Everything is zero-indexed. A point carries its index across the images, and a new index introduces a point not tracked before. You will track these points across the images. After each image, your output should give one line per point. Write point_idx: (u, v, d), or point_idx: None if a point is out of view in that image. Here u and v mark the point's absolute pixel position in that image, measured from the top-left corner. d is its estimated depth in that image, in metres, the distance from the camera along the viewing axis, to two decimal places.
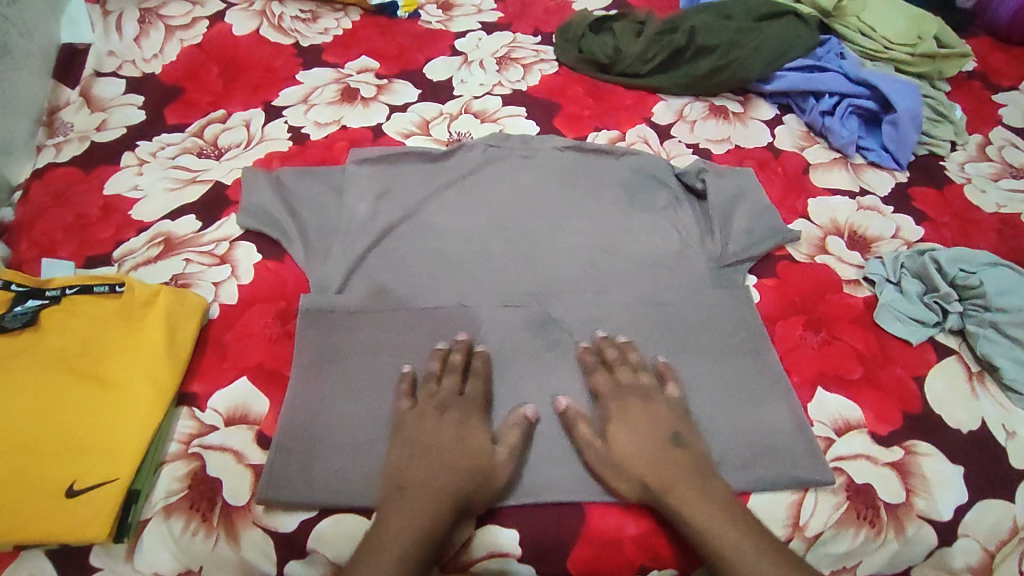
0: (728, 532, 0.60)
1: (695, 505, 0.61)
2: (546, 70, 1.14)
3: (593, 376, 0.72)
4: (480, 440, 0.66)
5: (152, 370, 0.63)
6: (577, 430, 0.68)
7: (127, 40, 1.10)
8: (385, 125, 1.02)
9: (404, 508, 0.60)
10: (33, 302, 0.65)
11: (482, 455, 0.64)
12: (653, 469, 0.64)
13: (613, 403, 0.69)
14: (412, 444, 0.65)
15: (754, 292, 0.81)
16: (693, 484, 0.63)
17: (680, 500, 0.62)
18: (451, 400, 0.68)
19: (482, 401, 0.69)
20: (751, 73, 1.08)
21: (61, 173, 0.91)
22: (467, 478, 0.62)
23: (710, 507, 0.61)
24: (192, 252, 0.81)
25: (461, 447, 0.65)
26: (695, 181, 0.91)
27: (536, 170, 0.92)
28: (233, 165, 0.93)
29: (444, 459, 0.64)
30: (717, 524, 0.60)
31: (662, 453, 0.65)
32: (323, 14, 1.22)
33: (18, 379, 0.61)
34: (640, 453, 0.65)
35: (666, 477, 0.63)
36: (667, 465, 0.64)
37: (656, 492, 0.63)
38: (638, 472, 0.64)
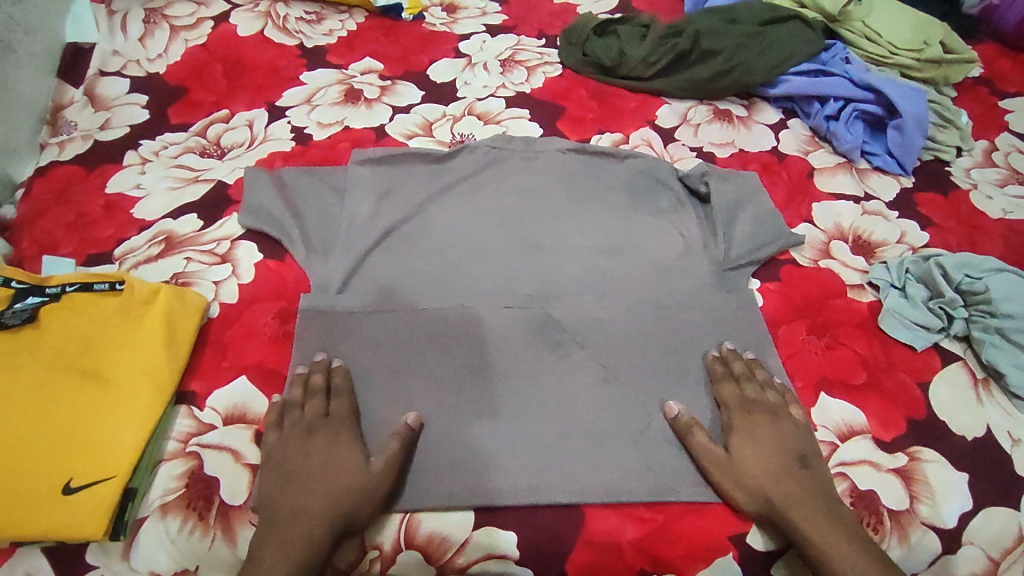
0: (852, 559, 0.58)
1: (820, 528, 0.60)
2: (550, 73, 1.14)
3: (721, 386, 0.71)
4: (349, 457, 0.63)
5: (152, 368, 0.63)
6: (699, 435, 0.67)
7: (132, 40, 1.10)
8: (388, 126, 1.02)
9: (280, 540, 0.57)
10: (33, 299, 0.65)
11: (358, 473, 0.62)
12: (776, 484, 0.63)
13: (738, 416, 0.68)
14: (280, 471, 0.62)
15: (757, 296, 0.80)
16: (818, 507, 0.61)
17: (803, 519, 0.60)
18: (318, 421, 0.65)
19: (350, 417, 0.67)
20: (755, 76, 1.08)
21: (64, 171, 0.91)
22: (342, 500, 0.60)
23: (832, 531, 0.60)
24: (193, 250, 0.81)
25: (332, 469, 0.62)
26: (699, 184, 0.91)
27: (539, 172, 0.92)
28: (235, 165, 0.93)
29: (318, 483, 0.61)
30: (839, 550, 0.58)
31: (789, 470, 0.64)
32: (327, 16, 1.23)
33: (18, 376, 0.61)
34: (764, 468, 0.64)
35: (790, 495, 0.62)
36: (791, 482, 0.63)
37: (776, 506, 0.62)
38: (759, 487, 0.63)
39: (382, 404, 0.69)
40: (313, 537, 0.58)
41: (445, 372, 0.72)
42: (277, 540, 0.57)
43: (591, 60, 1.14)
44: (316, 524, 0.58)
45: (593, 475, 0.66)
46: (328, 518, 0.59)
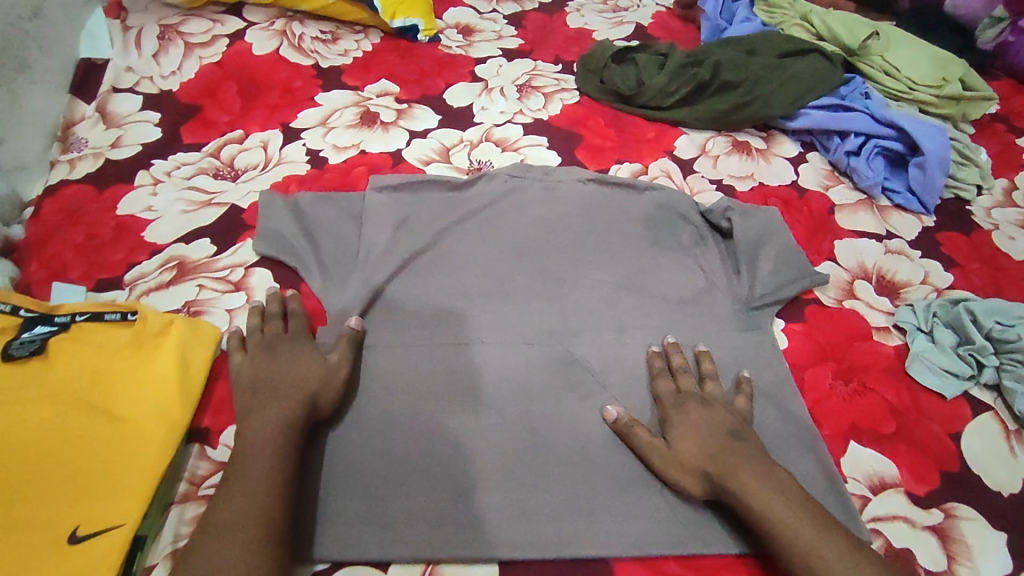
0: (787, 513, 0.58)
1: (757, 490, 0.60)
2: (567, 100, 1.14)
3: (657, 382, 0.72)
4: (311, 358, 0.68)
5: (165, 403, 0.61)
6: (637, 431, 0.67)
7: (145, 56, 1.09)
8: (405, 151, 1.00)
9: (259, 418, 0.62)
10: (42, 329, 0.64)
11: (324, 368, 0.67)
12: (713, 459, 0.63)
13: (674, 407, 0.69)
14: (249, 376, 0.66)
15: (781, 337, 0.79)
16: (754, 472, 0.61)
17: (741, 486, 0.60)
18: (278, 335, 0.70)
19: (306, 331, 0.72)
20: (775, 110, 1.07)
21: (75, 191, 0.89)
22: (309, 384, 0.65)
23: (767, 490, 0.60)
24: (206, 277, 0.79)
25: (296, 368, 0.66)
26: (721, 220, 0.89)
27: (558, 204, 0.92)
28: (249, 188, 0.91)
29: (286, 374, 0.66)
30: (776, 506, 0.59)
31: (719, 443, 0.64)
32: (343, 36, 1.22)
33: (24, 414, 0.58)
34: (700, 447, 0.64)
35: (726, 465, 0.62)
36: (726, 453, 0.63)
37: (715, 478, 0.62)
38: (698, 464, 0.63)
39: (398, 442, 0.68)
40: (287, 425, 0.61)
41: (463, 411, 0.70)
42: (255, 424, 0.61)
43: (609, 87, 1.14)
44: (289, 412, 0.62)
45: (619, 525, 0.64)
46: (300, 408, 0.63)
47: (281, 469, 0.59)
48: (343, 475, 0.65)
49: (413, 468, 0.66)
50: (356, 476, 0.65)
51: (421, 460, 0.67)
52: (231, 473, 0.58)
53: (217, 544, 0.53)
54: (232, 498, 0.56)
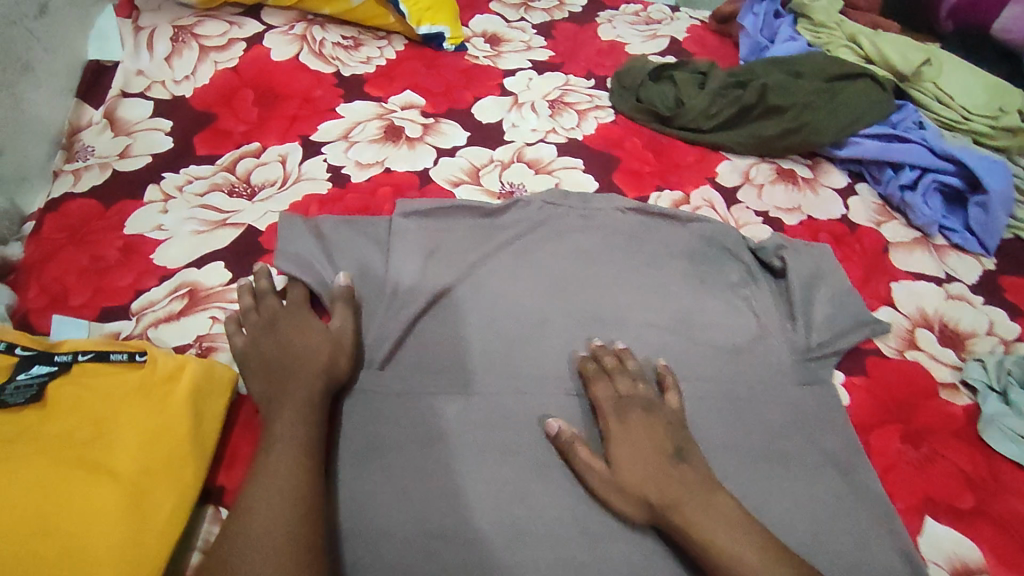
0: (730, 544, 0.56)
1: (701, 523, 0.58)
2: (602, 119, 1.08)
3: (594, 386, 0.69)
4: (313, 332, 0.66)
5: (178, 469, 0.56)
6: (579, 454, 0.64)
7: (157, 59, 1.03)
8: (432, 170, 0.94)
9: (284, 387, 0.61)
10: (39, 370, 0.58)
11: (330, 341, 0.66)
12: (656, 485, 0.60)
13: (615, 417, 0.66)
14: (261, 350, 0.65)
15: (842, 393, 0.74)
16: (698, 501, 0.59)
17: (684, 521, 0.58)
18: (278, 306, 0.69)
19: (304, 300, 0.71)
20: (824, 136, 1.01)
21: (79, 206, 0.83)
22: (320, 347, 0.65)
23: (713, 521, 0.58)
24: (219, 308, 0.73)
25: (301, 349, 0.65)
26: (774, 258, 0.85)
27: (597, 236, 0.87)
28: (267, 208, 0.85)
29: (293, 342, 0.65)
30: (720, 535, 0.57)
31: (655, 464, 0.62)
32: (365, 42, 1.16)
33: (17, 473, 0.52)
34: (643, 473, 0.61)
35: (671, 496, 0.59)
36: (668, 480, 0.60)
37: (658, 508, 0.60)
38: (640, 492, 0.60)
39: (430, 505, 0.62)
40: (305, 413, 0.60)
41: (501, 472, 0.65)
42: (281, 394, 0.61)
43: (646, 107, 1.08)
44: (309, 385, 0.62)
45: None
46: (317, 382, 0.62)
47: (306, 459, 0.57)
48: (374, 543, 0.60)
49: (448, 536, 0.60)
50: (389, 546, 0.60)
51: (456, 528, 0.61)
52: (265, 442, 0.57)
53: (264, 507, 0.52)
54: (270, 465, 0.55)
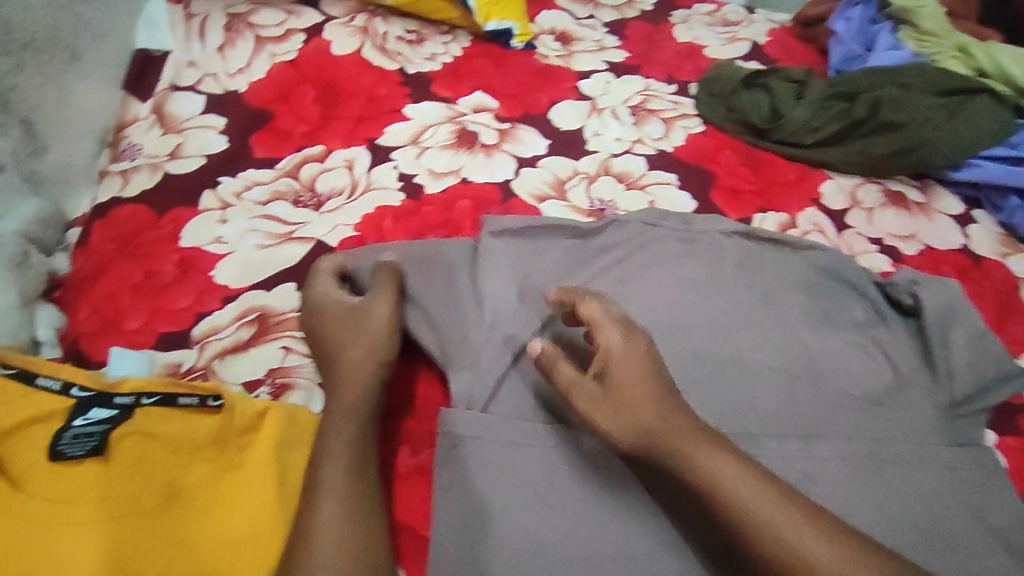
0: (764, 500, 0.48)
1: (717, 467, 0.50)
2: (690, 129, 0.98)
3: (585, 303, 0.57)
4: (349, 321, 0.61)
5: (263, 539, 0.49)
6: (568, 385, 0.54)
7: (210, 50, 0.94)
8: (514, 183, 0.85)
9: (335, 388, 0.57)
10: (99, 414, 0.52)
11: (371, 328, 0.60)
12: (657, 417, 0.51)
13: (609, 334, 0.54)
14: (314, 344, 0.62)
15: (999, 454, 0.69)
16: (705, 441, 0.51)
17: (697, 466, 0.50)
18: (317, 289, 0.64)
19: (336, 273, 0.67)
20: (942, 158, 0.92)
21: (129, 213, 0.74)
22: (361, 337, 0.60)
23: (729, 468, 0.50)
24: (292, 337, 0.65)
25: (340, 347, 0.60)
26: (903, 296, 0.77)
27: (704, 263, 0.77)
28: (337, 221, 0.76)
29: (333, 331, 0.61)
30: (746, 489, 0.49)
31: (651, 393, 0.52)
32: (428, 37, 1.06)
33: (92, 540, 0.47)
34: (646, 400, 0.52)
35: (679, 437, 0.51)
36: (677, 418, 0.52)
37: (669, 450, 0.51)
38: (642, 423, 0.51)
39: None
40: (358, 404, 0.56)
41: (626, 543, 0.57)
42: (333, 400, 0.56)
43: (739, 117, 0.99)
44: (358, 388, 0.57)
45: None
46: (365, 381, 0.57)
47: (367, 469, 0.52)
48: None
49: None
50: None
51: None
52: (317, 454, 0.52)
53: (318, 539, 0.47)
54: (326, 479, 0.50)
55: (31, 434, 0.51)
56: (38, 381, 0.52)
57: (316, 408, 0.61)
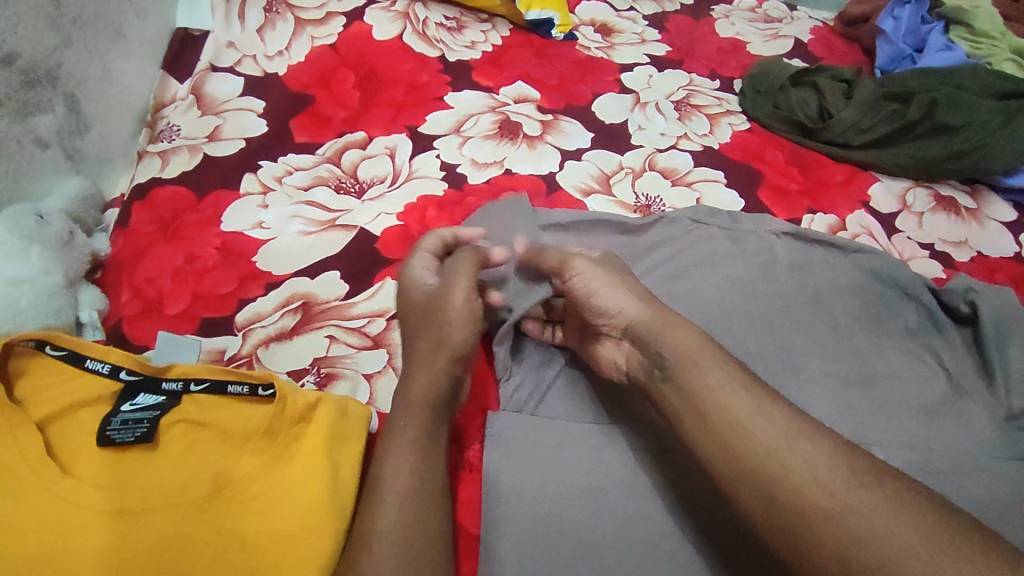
0: (720, 375, 0.49)
1: (683, 340, 0.52)
2: (736, 126, 0.96)
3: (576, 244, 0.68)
4: (427, 305, 0.58)
5: (313, 540, 0.47)
6: (569, 256, 0.60)
7: (249, 31, 0.92)
8: (558, 175, 0.83)
9: (412, 374, 0.55)
10: (148, 400, 0.51)
11: (445, 322, 0.56)
12: (633, 295, 0.56)
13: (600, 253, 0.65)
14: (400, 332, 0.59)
15: None
16: (678, 322, 0.54)
17: (663, 338, 0.53)
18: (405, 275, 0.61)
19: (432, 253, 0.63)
20: (997, 163, 0.89)
21: (168, 194, 0.73)
22: (427, 330, 0.57)
23: (703, 354, 0.51)
24: (337, 326, 0.63)
25: (416, 336, 0.57)
26: (961, 304, 0.73)
27: (753, 263, 0.75)
28: (380, 209, 0.74)
29: (411, 321, 0.58)
30: (716, 373, 0.50)
31: (631, 278, 0.60)
32: (468, 25, 1.03)
33: (139, 526, 0.46)
34: (623, 281, 0.58)
35: (651, 314, 0.55)
36: (653, 304, 0.56)
37: (637, 322, 0.55)
38: (613, 295, 0.57)
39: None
40: (428, 397, 0.53)
41: (680, 550, 0.55)
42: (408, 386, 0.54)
43: (786, 115, 0.97)
44: (429, 380, 0.54)
45: None
46: (437, 376, 0.54)
47: (433, 467, 0.50)
48: None
49: None
50: None
51: None
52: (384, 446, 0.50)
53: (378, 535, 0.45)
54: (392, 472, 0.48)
55: (82, 417, 0.51)
56: (87, 364, 0.52)
57: (362, 401, 0.59)
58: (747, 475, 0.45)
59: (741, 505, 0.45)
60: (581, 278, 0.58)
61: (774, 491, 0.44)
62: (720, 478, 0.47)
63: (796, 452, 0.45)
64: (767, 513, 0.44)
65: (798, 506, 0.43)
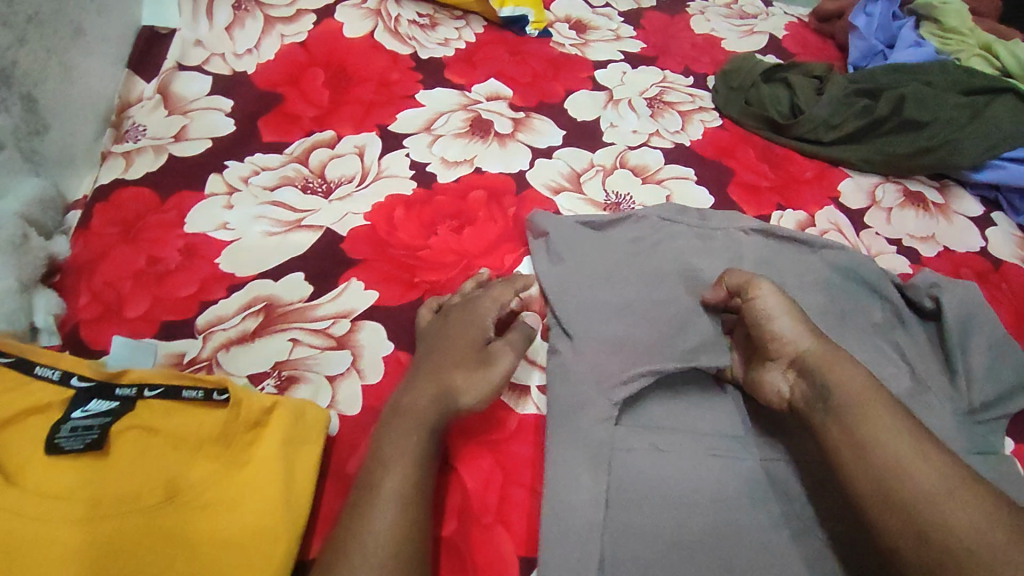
0: (884, 419, 0.53)
1: (857, 385, 0.55)
2: (708, 123, 0.96)
3: None
4: (475, 339, 0.63)
5: (264, 545, 0.47)
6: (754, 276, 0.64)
7: (217, 29, 0.91)
8: (529, 174, 0.83)
9: (416, 387, 0.58)
10: (100, 406, 0.50)
11: (479, 373, 0.60)
12: (811, 338, 0.59)
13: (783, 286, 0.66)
14: (424, 353, 0.62)
15: (1017, 462, 0.65)
16: (851, 362, 0.57)
17: (837, 381, 0.56)
18: (459, 306, 0.65)
19: (499, 303, 0.66)
20: (964, 158, 0.90)
21: (131, 195, 0.72)
22: (457, 373, 0.59)
23: (872, 403, 0.54)
24: (300, 328, 0.63)
25: (440, 366, 0.60)
26: (924, 299, 0.73)
27: (722, 259, 0.75)
28: (346, 209, 0.74)
29: (448, 355, 0.61)
30: (883, 418, 0.53)
31: (805, 312, 0.62)
32: (441, 21, 1.03)
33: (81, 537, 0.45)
34: (799, 322, 0.60)
35: (824, 357, 0.58)
36: (829, 346, 0.59)
37: (811, 363, 0.58)
38: (796, 337, 0.59)
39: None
40: (427, 406, 0.56)
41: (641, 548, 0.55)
42: (409, 397, 0.57)
43: (757, 112, 0.97)
44: (431, 400, 0.57)
45: None
46: (434, 398, 0.57)
47: (417, 467, 0.52)
48: None
49: None
50: None
51: None
52: (376, 450, 0.53)
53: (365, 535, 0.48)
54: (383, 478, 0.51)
55: (30, 425, 0.49)
56: (36, 371, 0.51)
57: (321, 404, 0.59)
58: (906, 518, 0.49)
59: (892, 542, 0.50)
60: (757, 314, 0.61)
61: (929, 533, 0.48)
62: (869, 507, 0.51)
63: (951, 506, 0.48)
64: (915, 547, 0.48)
65: (948, 543, 0.47)
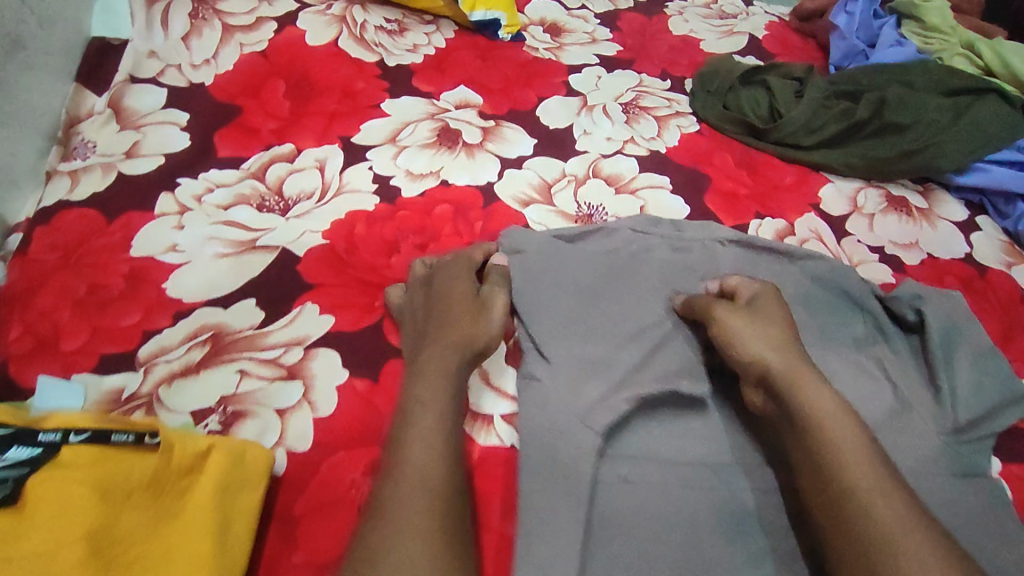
0: (843, 440, 0.52)
1: (823, 404, 0.54)
2: (685, 128, 0.93)
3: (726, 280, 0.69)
4: (466, 293, 0.65)
5: None
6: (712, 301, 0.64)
7: (173, 39, 0.87)
8: (497, 185, 0.80)
9: (426, 375, 0.56)
10: (18, 452, 0.46)
11: (478, 321, 0.62)
12: (775, 352, 0.58)
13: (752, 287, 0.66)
14: (417, 329, 0.62)
15: (1003, 483, 0.63)
16: (818, 377, 0.56)
17: (805, 397, 0.55)
18: (436, 276, 0.66)
19: (466, 266, 0.68)
20: (948, 160, 0.88)
21: (74, 218, 0.68)
22: (458, 333, 0.60)
23: (834, 423, 0.53)
24: (250, 359, 0.60)
25: (439, 331, 0.61)
26: (907, 311, 0.71)
27: (697, 272, 0.73)
28: (304, 227, 0.71)
29: (442, 319, 0.62)
30: (846, 439, 0.52)
31: (777, 322, 0.61)
32: (410, 27, 0.99)
33: None
34: (766, 334, 0.60)
35: (791, 370, 0.57)
36: (796, 359, 0.58)
37: (775, 377, 0.57)
38: (760, 351, 0.58)
39: None
40: (441, 394, 0.55)
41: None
42: (421, 387, 0.55)
43: (735, 116, 0.94)
44: (445, 382, 0.56)
45: None
46: (448, 374, 0.57)
47: (446, 463, 0.51)
48: None
49: None
50: None
51: None
52: (395, 450, 0.51)
53: (401, 529, 0.46)
54: (409, 476, 0.49)
55: None
56: None
57: (269, 440, 0.56)
58: (860, 550, 0.47)
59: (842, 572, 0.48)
60: (723, 331, 0.61)
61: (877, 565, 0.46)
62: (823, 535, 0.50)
63: (903, 537, 0.46)
64: None
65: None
